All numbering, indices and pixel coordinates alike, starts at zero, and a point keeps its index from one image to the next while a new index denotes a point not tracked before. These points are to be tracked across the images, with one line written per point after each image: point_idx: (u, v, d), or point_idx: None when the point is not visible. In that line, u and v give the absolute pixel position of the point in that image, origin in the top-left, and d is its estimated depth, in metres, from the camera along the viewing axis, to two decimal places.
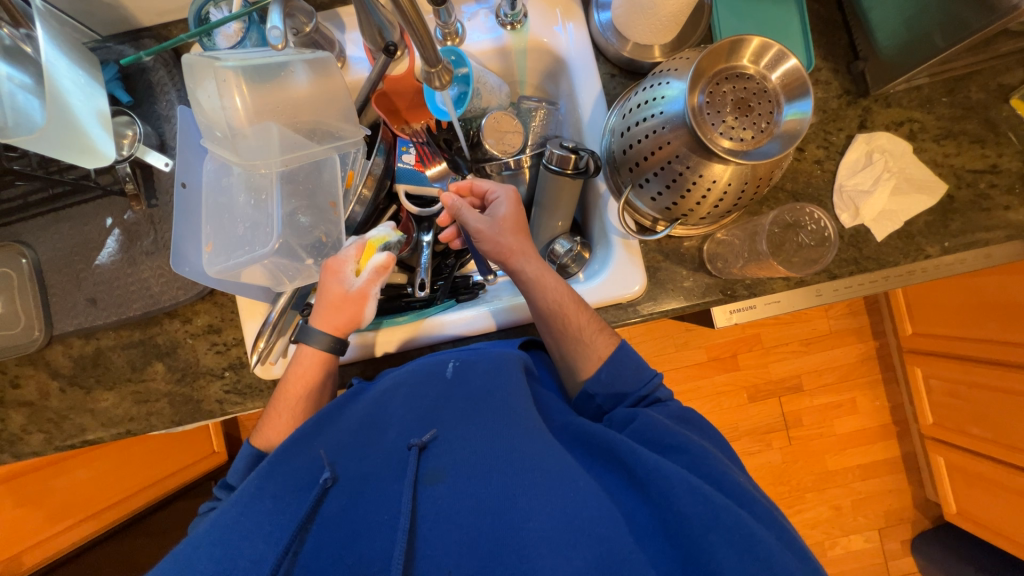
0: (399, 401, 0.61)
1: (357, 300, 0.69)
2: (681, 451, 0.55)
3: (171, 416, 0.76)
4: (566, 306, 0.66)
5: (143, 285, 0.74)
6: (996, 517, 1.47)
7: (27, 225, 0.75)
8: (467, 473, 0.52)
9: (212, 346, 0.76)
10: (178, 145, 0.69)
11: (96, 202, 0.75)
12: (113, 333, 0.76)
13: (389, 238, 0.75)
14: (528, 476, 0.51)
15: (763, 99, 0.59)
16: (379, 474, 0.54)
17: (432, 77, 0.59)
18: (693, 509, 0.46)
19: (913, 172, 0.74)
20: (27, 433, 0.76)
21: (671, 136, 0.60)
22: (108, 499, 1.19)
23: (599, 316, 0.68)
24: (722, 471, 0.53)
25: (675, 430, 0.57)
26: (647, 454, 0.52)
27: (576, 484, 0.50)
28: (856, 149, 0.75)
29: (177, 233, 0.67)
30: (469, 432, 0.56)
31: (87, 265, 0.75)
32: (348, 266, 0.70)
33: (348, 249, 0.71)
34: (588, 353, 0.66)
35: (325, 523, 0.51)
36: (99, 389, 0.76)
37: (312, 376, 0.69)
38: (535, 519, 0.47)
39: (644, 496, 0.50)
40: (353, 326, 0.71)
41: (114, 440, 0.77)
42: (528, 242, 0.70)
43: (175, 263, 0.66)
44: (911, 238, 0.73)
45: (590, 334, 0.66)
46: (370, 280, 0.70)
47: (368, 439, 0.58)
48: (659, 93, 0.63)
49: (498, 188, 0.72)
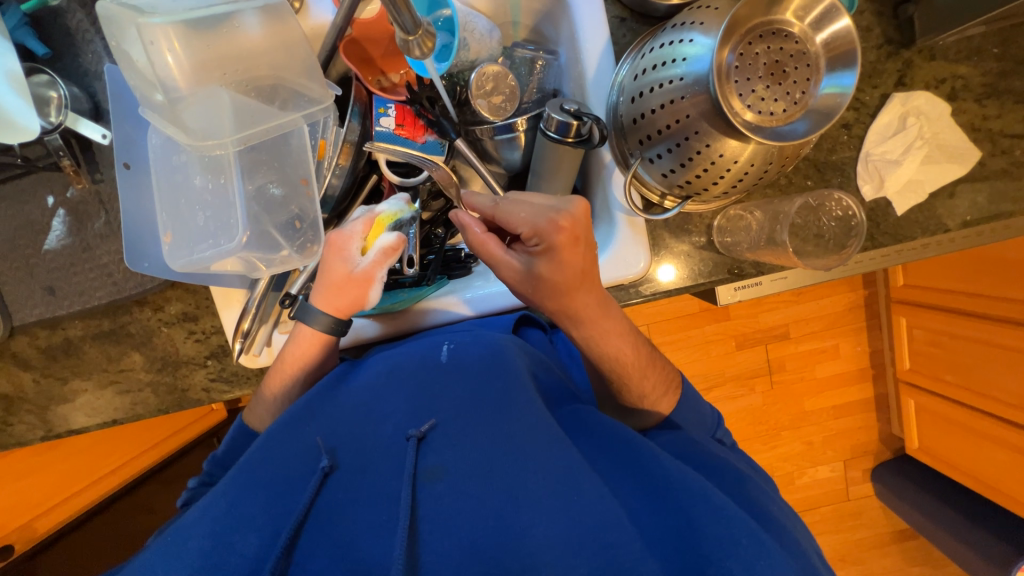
0: (398, 392, 0.60)
1: (362, 283, 0.63)
2: (706, 472, 0.57)
3: (157, 405, 0.74)
4: (631, 372, 0.65)
5: (104, 272, 0.68)
6: (955, 453, 1.60)
7: None
8: (467, 471, 0.51)
9: (190, 335, 0.72)
10: (114, 117, 0.59)
11: (30, 177, 0.66)
12: (80, 322, 0.71)
13: (402, 216, 0.68)
14: (529, 478, 0.50)
15: (801, 63, 0.50)
16: (376, 467, 0.52)
17: (418, 42, 0.48)
18: (713, 528, 0.46)
19: (946, 138, 0.68)
20: (8, 424, 0.73)
21: (689, 106, 0.52)
22: (112, 463, 1.19)
23: (665, 379, 0.69)
24: (749, 494, 0.54)
25: (708, 455, 0.59)
26: (668, 465, 0.53)
27: (581, 487, 0.49)
28: (890, 111, 0.67)
29: (129, 221, 0.60)
30: (470, 428, 0.55)
31: (34, 250, 0.67)
32: (353, 244, 0.64)
33: (355, 222, 0.65)
34: (648, 413, 0.68)
35: (323, 517, 0.49)
36: (76, 380, 0.73)
37: (309, 357, 0.67)
38: (538, 525, 0.46)
39: (656, 504, 0.50)
40: (355, 308, 0.65)
41: (101, 428, 0.75)
42: (575, 298, 0.57)
43: (131, 261, 0.59)
44: (933, 210, 0.68)
45: (654, 400, 0.67)
46: (376, 261, 0.63)
47: (366, 429, 0.56)
48: (678, 52, 0.53)
49: (540, 232, 0.54)
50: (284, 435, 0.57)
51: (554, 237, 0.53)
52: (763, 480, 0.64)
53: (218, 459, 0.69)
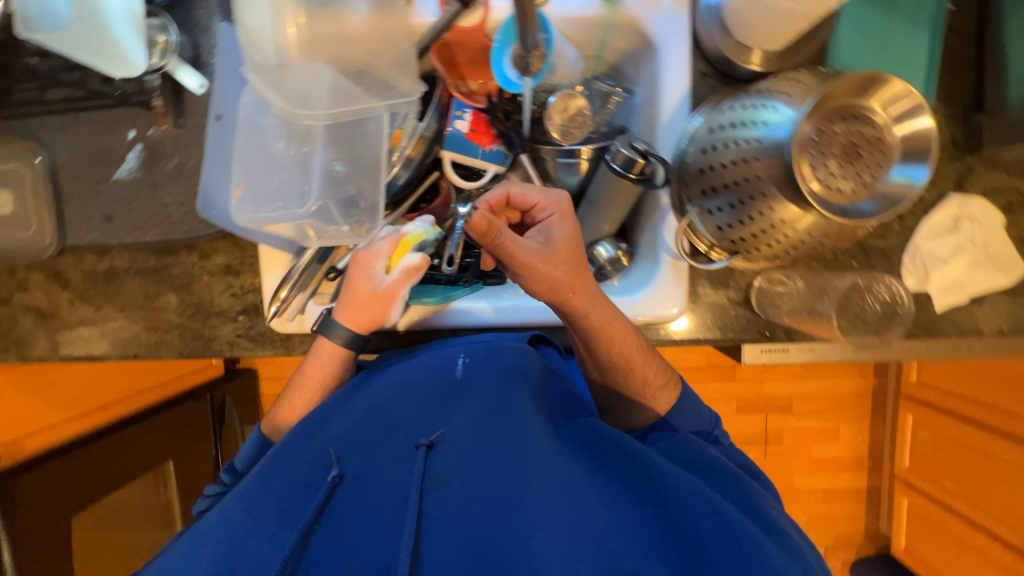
0: (409, 402, 0.61)
1: (385, 300, 0.65)
2: (708, 475, 0.58)
3: (180, 349, 0.75)
4: (633, 358, 0.64)
5: (163, 211, 0.71)
6: (941, 562, 1.56)
7: (44, 122, 0.70)
8: (475, 476, 0.52)
9: (228, 288, 0.73)
10: (217, 72, 0.63)
11: (118, 111, 0.69)
12: (129, 254, 0.73)
13: (427, 237, 0.68)
14: (534, 486, 0.50)
15: (876, 150, 0.52)
16: (385, 474, 0.53)
17: (530, 53, 0.55)
18: (713, 537, 0.46)
19: (996, 248, 0.69)
20: (34, 337, 0.75)
21: (762, 169, 0.54)
22: (110, 396, 1.25)
23: (666, 368, 0.67)
24: (748, 498, 0.55)
25: (710, 454, 0.60)
26: (668, 470, 0.52)
27: (583, 493, 0.50)
28: (946, 211, 0.69)
29: (207, 172, 0.63)
30: (476, 435, 0.55)
31: (105, 178, 0.71)
32: (378, 262, 0.65)
33: (381, 241, 0.66)
34: (647, 408, 0.67)
35: (332, 524, 0.50)
36: (110, 308, 0.74)
37: (328, 371, 0.68)
38: (542, 528, 0.47)
39: (658, 511, 0.50)
40: (375, 324, 0.67)
41: (121, 360, 0.76)
42: (582, 276, 0.59)
43: (203, 207, 0.62)
44: (971, 314, 0.69)
45: (654, 390, 0.67)
46: (399, 280, 0.63)
47: (376, 437, 0.57)
48: (759, 115, 0.55)
49: (552, 202, 0.62)
50: (297, 441, 0.58)
51: (564, 203, 0.62)
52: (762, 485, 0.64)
53: (234, 469, 0.69)
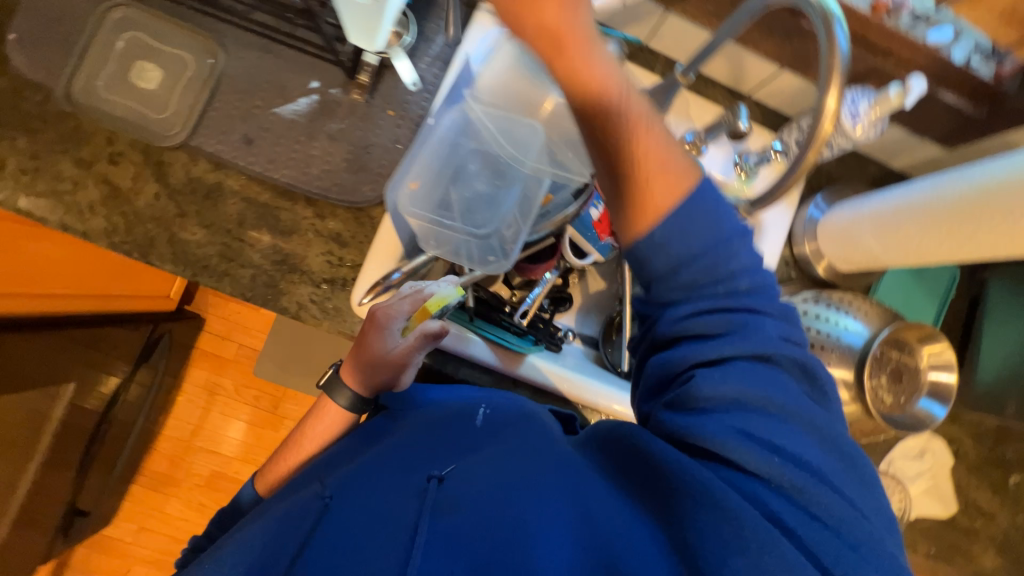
0: (414, 442, 0.56)
1: (392, 365, 0.63)
2: (797, 447, 0.40)
3: (244, 289, 0.71)
4: (636, 136, 0.43)
5: (305, 159, 0.72)
6: None
7: (233, 33, 0.71)
8: (478, 499, 0.43)
9: (327, 254, 0.73)
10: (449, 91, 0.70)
11: (311, 59, 0.72)
12: (244, 180, 0.71)
13: (450, 301, 0.65)
14: (538, 499, 0.42)
15: (912, 380, 0.68)
16: (384, 503, 0.47)
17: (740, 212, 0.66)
18: (726, 527, 0.36)
19: (944, 485, 0.85)
20: (91, 212, 0.68)
21: (836, 362, 0.67)
22: (71, 287, 1.10)
23: (682, 160, 0.43)
24: (832, 487, 0.39)
25: (776, 397, 0.42)
26: (728, 435, 0.40)
27: (588, 499, 0.42)
28: (917, 441, 0.85)
29: (403, 164, 0.69)
30: (483, 463, 0.48)
31: (264, 106, 0.71)
32: (395, 323, 0.62)
33: (401, 300, 0.63)
34: (649, 190, 0.43)
35: (307, 553, 0.44)
36: (193, 220, 0.70)
37: (324, 430, 0.70)
38: (540, 553, 0.37)
39: (707, 525, 0.37)
40: (385, 387, 0.66)
41: (173, 274, 0.70)
42: (580, 24, 0.41)
43: (388, 190, 0.68)
44: (912, 530, 0.84)
45: (659, 171, 0.43)
46: (413, 346, 0.62)
47: (376, 475, 0.52)
48: (835, 316, 0.69)
49: None
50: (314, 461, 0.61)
51: None
52: (832, 419, 0.44)
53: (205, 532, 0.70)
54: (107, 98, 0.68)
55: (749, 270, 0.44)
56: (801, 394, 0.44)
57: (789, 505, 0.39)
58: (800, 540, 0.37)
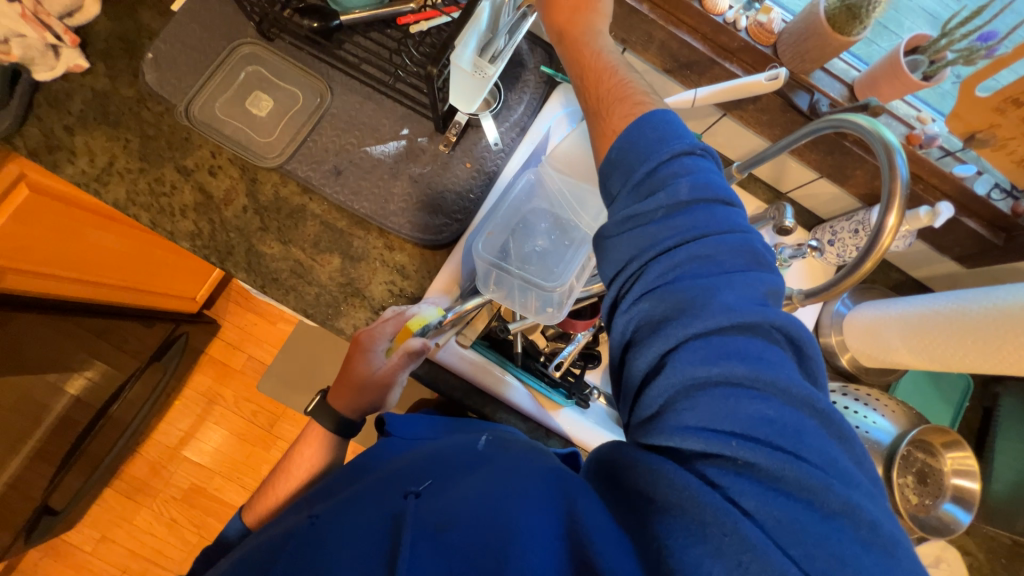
0: (422, 466, 0.56)
1: (376, 385, 0.68)
2: (765, 427, 0.40)
3: (307, 305, 0.75)
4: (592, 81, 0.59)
5: (386, 195, 0.77)
6: None
7: (342, 79, 0.80)
8: (470, 518, 0.45)
9: (389, 283, 0.77)
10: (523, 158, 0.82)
11: (406, 110, 0.80)
12: (326, 206, 0.77)
13: (430, 321, 0.68)
14: (524, 517, 0.44)
15: (937, 483, 0.70)
16: (374, 519, 0.48)
17: (791, 300, 0.70)
18: (679, 525, 0.39)
19: None
20: (183, 215, 0.74)
21: None
22: (106, 275, 1.14)
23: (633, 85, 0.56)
24: (811, 462, 0.39)
25: (717, 351, 0.42)
26: (690, 422, 0.42)
27: (563, 509, 0.44)
28: (931, 548, 0.85)
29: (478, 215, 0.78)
30: (482, 484, 0.49)
31: (357, 144, 0.78)
32: (380, 343, 0.68)
33: (386, 323, 0.69)
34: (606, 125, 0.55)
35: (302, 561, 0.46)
36: (272, 235, 0.75)
37: (312, 456, 0.72)
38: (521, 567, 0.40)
39: (676, 524, 0.40)
40: (371, 407, 0.70)
41: (244, 282, 0.74)
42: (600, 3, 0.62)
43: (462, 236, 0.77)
44: None
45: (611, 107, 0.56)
46: (396, 364, 0.66)
47: (376, 493, 0.52)
48: (859, 410, 0.72)
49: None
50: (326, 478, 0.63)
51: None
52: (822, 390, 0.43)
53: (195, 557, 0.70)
54: (220, 118, 0.75)
55: (702, 256, 0.45)
56: (782, 355, 0.43)
57: (762, 492, 0.39)
58: (764, 525, 0.38)
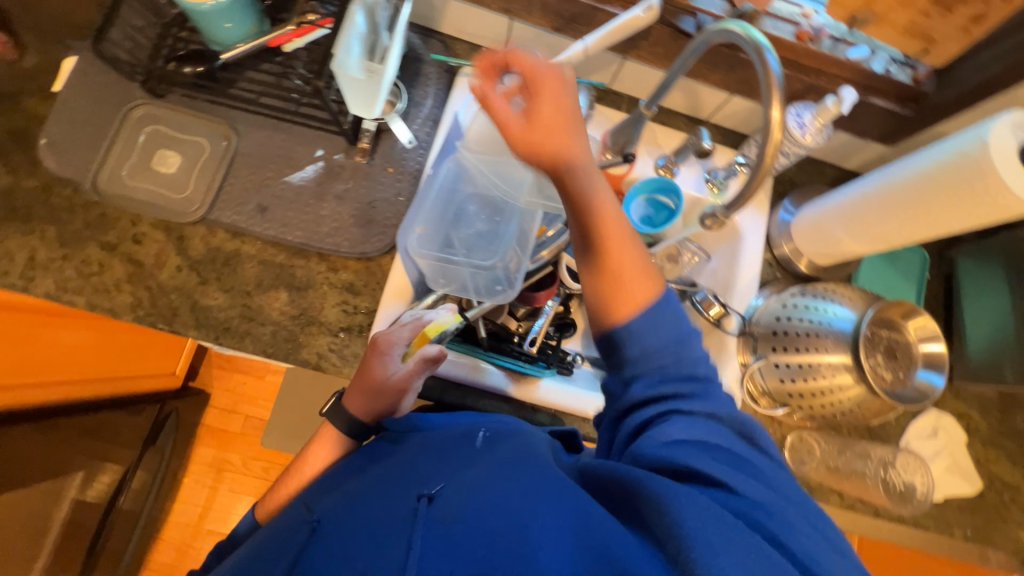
0: (423, 463, 0.55)
1: (395, 391, 0.66)
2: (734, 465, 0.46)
3: (265, 345, 0.74)
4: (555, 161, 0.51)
5: (317, 220, 0.77)
6: None
7: (244, 117, 0.79)
8: (483, 507, 0.44)
9: (342, 304, 0.77)
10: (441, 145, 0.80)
11: (314, 131, 0.80)
12: (261, 245, 0.77)
13: (446, 327, 0.72)
14: (541, 506, 0.43)
15: (906, 356, 0.72)
16: (380, 522, 0.45)
17: (715, 217, 0.69)
18: (700, 522, 0.39)
19: (963, 460, 0.86)
20: (119, 289, 0.73)
21: (831, 345, 0.71)
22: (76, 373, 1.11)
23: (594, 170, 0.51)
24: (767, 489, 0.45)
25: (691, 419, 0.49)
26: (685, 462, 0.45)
27: (572, 503, 0.44)
28: (926, 420, 0.87)
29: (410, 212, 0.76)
30: (489, 479, 0.48)
31: (275, 176, 0.78)
32: (398, 348, 0.67)
33: (403, 327, 0.69)
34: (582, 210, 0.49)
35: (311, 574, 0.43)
36: (214, 286, 0.75)
37: (316, 461, 0.69)
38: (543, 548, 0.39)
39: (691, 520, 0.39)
40: (386, 413, 0.68)
41: (198, 339, 0.74)
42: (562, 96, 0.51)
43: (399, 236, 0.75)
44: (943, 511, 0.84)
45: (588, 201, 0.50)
46: (415, 369, 0.66)
47: (374, 498, 0.50)
48: (821, 305, 0.75)
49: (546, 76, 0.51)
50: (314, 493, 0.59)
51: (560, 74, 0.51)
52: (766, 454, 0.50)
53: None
54: (132, 186, 0.75)
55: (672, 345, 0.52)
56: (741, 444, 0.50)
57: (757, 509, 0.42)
58: (766, 529, 0.41)
